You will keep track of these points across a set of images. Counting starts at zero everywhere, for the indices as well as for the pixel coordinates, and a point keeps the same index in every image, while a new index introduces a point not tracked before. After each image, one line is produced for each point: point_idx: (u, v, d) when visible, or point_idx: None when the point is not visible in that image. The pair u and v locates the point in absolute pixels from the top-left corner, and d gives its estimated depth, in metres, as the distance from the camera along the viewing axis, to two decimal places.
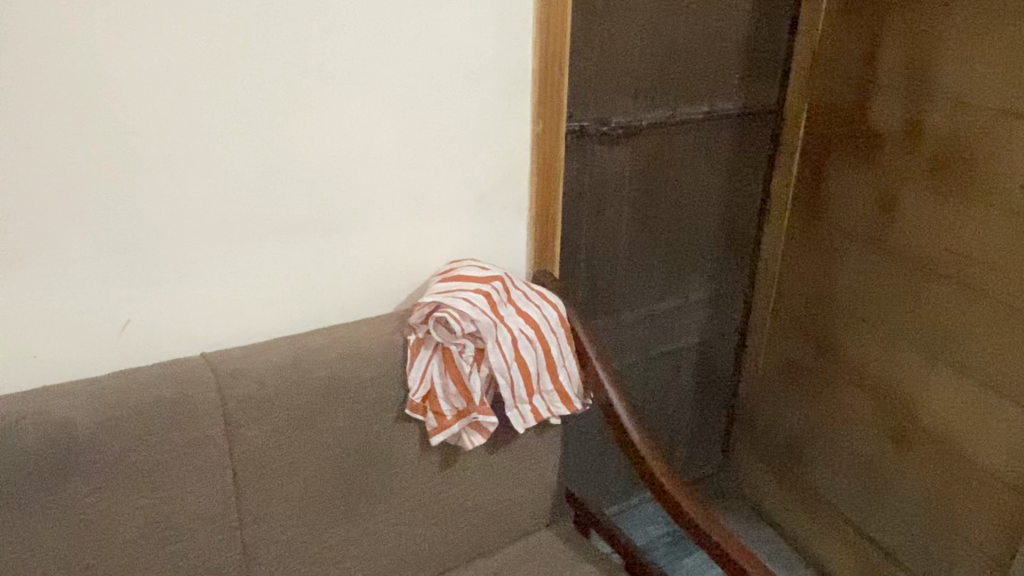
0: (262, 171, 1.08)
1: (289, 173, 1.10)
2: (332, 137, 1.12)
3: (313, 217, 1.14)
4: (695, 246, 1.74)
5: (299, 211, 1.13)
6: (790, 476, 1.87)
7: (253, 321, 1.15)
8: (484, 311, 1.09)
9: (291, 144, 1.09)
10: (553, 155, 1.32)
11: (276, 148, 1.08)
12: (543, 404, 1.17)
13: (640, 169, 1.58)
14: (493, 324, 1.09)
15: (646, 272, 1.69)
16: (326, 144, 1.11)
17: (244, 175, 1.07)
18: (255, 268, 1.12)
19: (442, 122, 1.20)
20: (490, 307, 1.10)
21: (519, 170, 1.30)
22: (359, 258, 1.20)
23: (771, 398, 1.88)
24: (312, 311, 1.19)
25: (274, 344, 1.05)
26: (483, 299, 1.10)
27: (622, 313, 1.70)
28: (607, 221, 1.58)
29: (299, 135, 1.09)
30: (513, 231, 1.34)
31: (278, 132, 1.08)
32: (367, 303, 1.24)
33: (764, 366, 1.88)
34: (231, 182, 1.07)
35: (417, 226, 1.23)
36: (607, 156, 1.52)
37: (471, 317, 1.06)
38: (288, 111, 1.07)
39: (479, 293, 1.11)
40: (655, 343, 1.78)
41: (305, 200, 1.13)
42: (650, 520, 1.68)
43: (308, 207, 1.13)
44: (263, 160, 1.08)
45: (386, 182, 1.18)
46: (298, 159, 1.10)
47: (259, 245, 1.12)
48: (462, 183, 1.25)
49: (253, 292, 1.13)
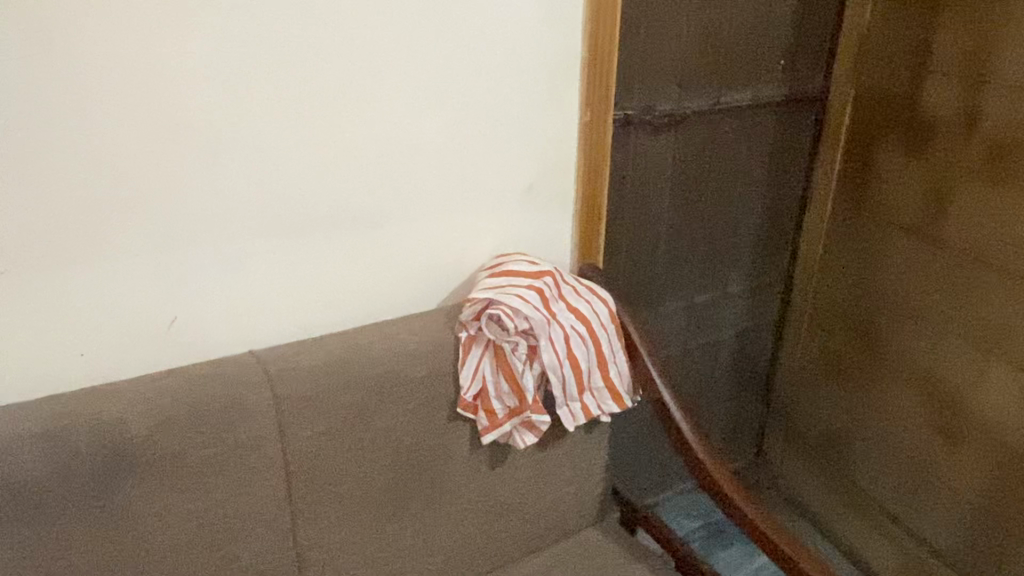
0: (308, 164, 1.06)
1: (335, 167, 1.08)
2: (377, 130, 1.09)
3: (358, 211, 1.12)
4: (734, 236, 1.71)
5: (344, 205, 1.10)
6: (830, 467, 1.85)
7: (299, 316, 1.13)
8: (538, 308, 1.06)
9: (337, 136, 1.06)
10: (600, 145, 1.29)
11: (322, 142, 1.05)
12: (594, 402, 1.15)
13: (683, 159, 1.54)
14: (547, 321, 1.06)
15: (685, 262, 1.66)
16: (371, 138, 1.09)
17: (291, 168, 1.05)
18: (302, 264, 1.10)
19: (488, 113, 1.16)
20: (543, 303, 1.08)
21: (565, 161, 1.27)
22: (404, 253, 1.17)
23: (810, 389, 1.86)
24: (358, 306, 1.17)
25: (324, 341, 1.03)
26: (536, 296, 1.07)
27: (661, 304, 1.67)
28: (649, 211, 1.55)
29: (345, 128, 1.06)
30: (558, 222, 1.31)
31: (324, 124, 1.05)
32: (413, 298, 1.21)
33: (804, 357, 1.86)
34: (277, 175, 1.04)
35: (463, 219, 1.20)
36: (649, 145, 1.48)
37: (525, 314, 1.04)
38: (334, 102, 1.04)
39: (532, 289, 1.08)
40: (693, 335, 1.76)
41: (351, 195, 1.10)
42: (685, 513, 1.65)
43: (354, 202, 1.11)
44: (310, 153, 1.05)
45: (430, 175, 1.15)
46: (344, 153, 1.08)
47: (305, 240, 1.09)
48: (508, 175, 1.22)
49: (299, 288, 1.11)
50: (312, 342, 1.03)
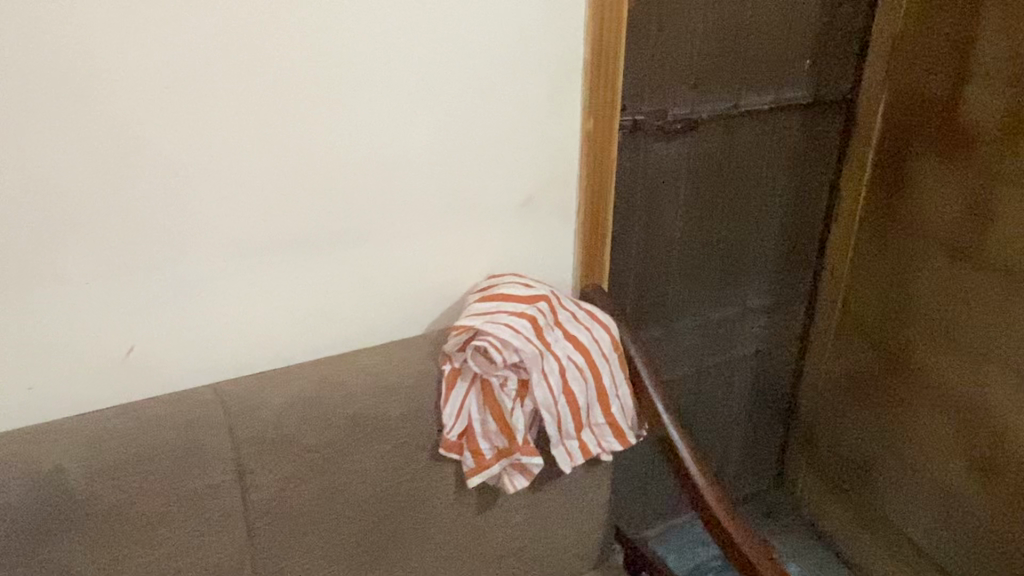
0: (279, 178, 0.96)
1: (310, 182, 0.98)
2: (355, 140, 0.99)
3: (336, 229, 1.02)
4: (754, 248, 1.60)
5: (322, 223, 1.01)
6: (855, 495, 1.73)
7: (273, 343, 1.03)
8: (530, 339, 0.96)
9: (311, 147, 0.96)
10: (605, 156, 1.18)
11: (294, 153, 0.96)
12: (593, 440, 1.05)
13: (698, 167, 1.43)
14: (540, 354, 0.96)
15: (700, 277, 1.55)
16: (349, 147, 0.99)
17: (260, 183, 0.95)
18: (275, 287, 1.01)
19: (481, 120, 1.06)
20: (536, 333, 0.97)
21: (567, 173, 1.16)
22: (389, 273, 1.07)
23: (835, 411, 1.74)
24: (338, 332, 1.07)
25: (294, 371, 0.94)
26: (529, 325, 0.97)
27: (674, 322, 1.56)
28: (660, 224, 1.44)
29: (319, 137, 0.96)
30: (559, 239, 1.20)
31: (296, 134, 0.95)
32: (399, 322, 1.11)
33: (828, 376, 1.74)
34: (243, 190, 0.94)
35: (453, 236, 1.10)
36: (662, 153, 1.37)
37: (514, 346, 0.94)
38: (306, 110, 0.94)
39: (525, 317, 0.98)
40: (708, 354, 1.64)
41: (328, 212, 1.01)
42: (688, 546, 1.48)
43: (332, 221, 1.01)
44: (281, 166, 0.96)
45: (416, 189, 1.05)
46: (319, 165, 0.98)
47: (277, 261, 1.00)
48: (503, 188, 1.12)
49: (272, 313, 1.02)
50: (281, 372, 0.94)
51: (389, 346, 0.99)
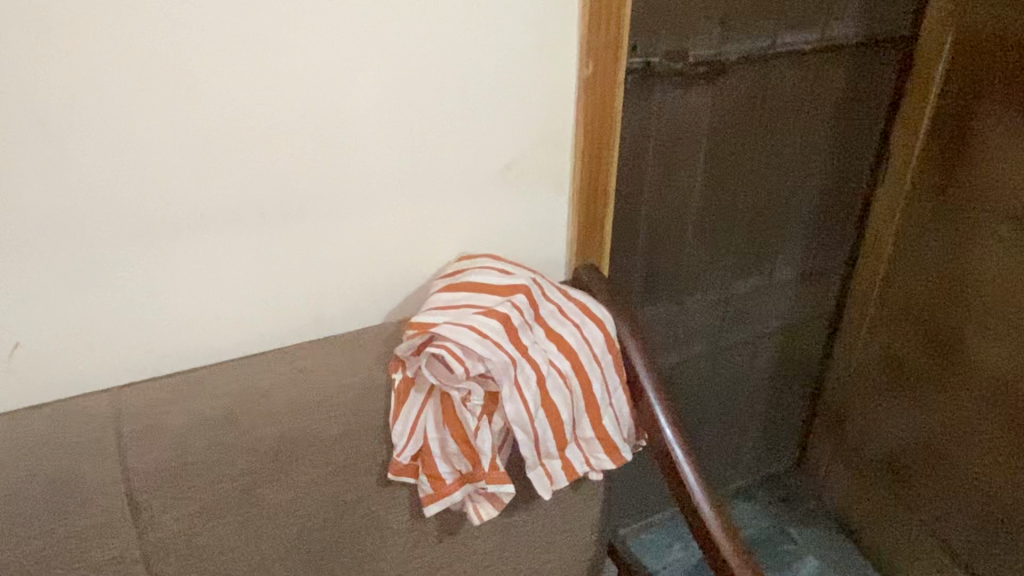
0: (190, 141, 0.77)
1: (232, 146, 0.79)
2: (287, 92, 0.78)
3: (271, 202, 0.83)
4: (784, 215, 1.39)
5: (253, 199, 0.82)
6: (881, 487, 1.57)
7: (199, 335, 0.87)
8: (503, 345, 0.78)
9: (231, 98, 0.76)
10: (608, 111, 0.97)
11: (209, 110, 0.76)
12: (580, 457, 0.88)
13: (723, 121, 1.21)
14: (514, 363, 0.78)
15: (720, 248, 1.35)
16: (279, 101, 0.79)
17: (166, 147, 0.76)
18: (198, 274, 0.83)
19: (449, 66, 0.85)
20: (509, 337, 0.79)
21: (560, 131, 0.96)
22: (339, 253, 0.89)
23: (865, 395, 1.56)
24: (279, 323, 0.90)
25: (215, 373, 0.78)
26: (501, 327, 0.79)
27: (688, 298, 1.37)
28: (676, 188, 1.23)
29: (242, 86, 0.76)
30: (550, 210, 1.01)
31: (209, 83, 0.75)
32: (355, 311, 0.94)
33: (861, 357, 1.55)
34: (146, 158, 0.75)
35: (418, 208, 0.91)
36: (680, 104, 1.15)
37: (479, 355, 0.76)
38: (222, 54, 0.74)
39: (498, 316, 0.79)
40: (727, 332, 1.46)
41: (259, 182, 0.82)
42: (661, 546, 1.52)
43: (265, 194, 0.82)
44: (191, 126, 0.76)
45: (370, 153, 0.86)
46: (243, 124, 0.78)
47: (196, 242, 0.81)
48: (480, 150, 0.92)
49: (195, 303, 0.84)
50: (197, 373, 0.77)
51: (334, 345, 0.82)
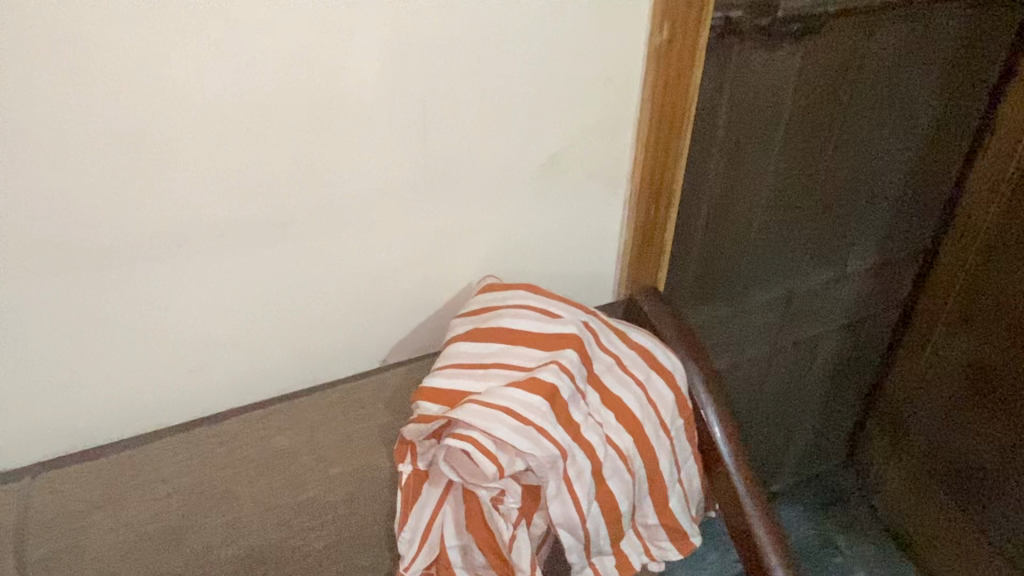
0: (118, 149, 0.56)
1: (178, 153, 0.57)
2: (250, 81, 0.56)
3: (238, 220, 0.63)
4: (865, 198, 1.16)
5: (213, 216, 0.62)
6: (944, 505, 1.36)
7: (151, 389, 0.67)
8: (550, 431, 0.58)
9: (167, 94, 0.55)
10: (682, 90, 0.74)
11: (143, 107, 0.55)
12: (639, 547, 0.68)
13: (809, 92, 0.97)
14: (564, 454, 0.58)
15: (789, 239, 1.13)
16: (242, 92, 0.57)
17: (84, 158, 0.55)
18: (146, 314, 0.64)
19: (476, 38, 0.62)
20: (558, 416, 0.59)
21: (618, 118, 0.73)
22: (331, 275, 0.69)
23: (932, 401, 1.34)
24: (258, 359, 0.71)
25: (165, 446, 0.60)
26: (548, 403, 0.58)
27: (747, 298, 1.17)
28: (745, 173, 1.01)
29: (182, 76, 0.54)
30: (600, 212, 0.80)
31: (135, 77, 0.53)
32: (354, 339, 0.75)
33: (931, 358, 1.32)
34: (55, 175, 0.55)
35: (433, 217, 0.71)
36: (761, 71, 0.91)
37: (519, 448, 0.56)
38: (154, 30, 0.52)
39: (544, 387, 0.59)
40: (786, 332, 1.26)
41: (218, 196, 0.61)
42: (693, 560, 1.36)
43: (229, 210, 0.62)
44: (117, 136, 0.55)
45: (370, 151, 0.64)
46: (187, 125, 0.57)
47: (137, 279, 0.62)
48: (515, 143, 0.70)
49: (145, 349, 0.66)
50: (141, 449, 0.60)
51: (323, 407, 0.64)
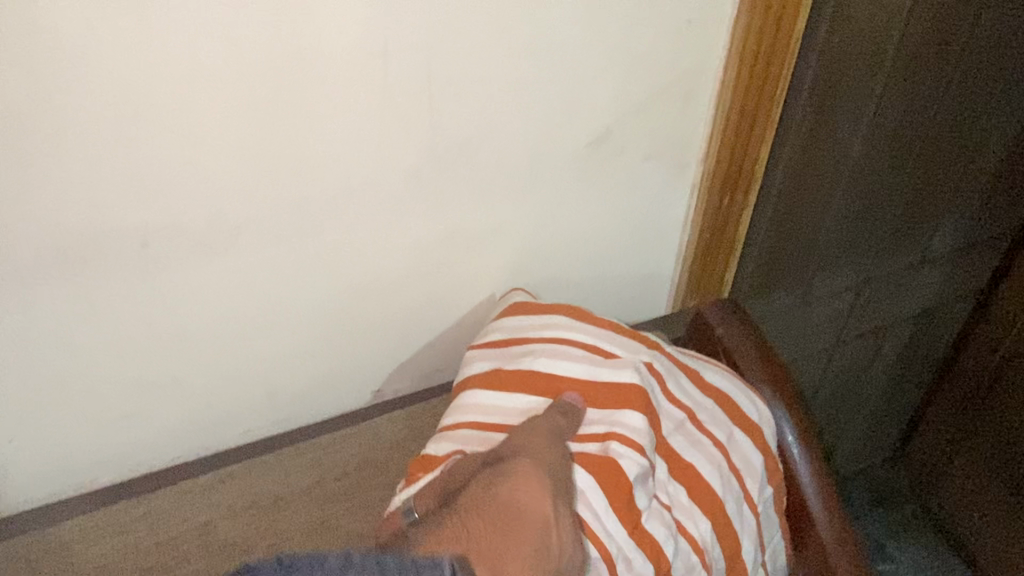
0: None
1: (78, 135, 0.40)
2: (179, 27, 0.39)
3: (175, 228, 0.45)
4: (960, 166, 0.97)
5: (139, 224, 0.44)
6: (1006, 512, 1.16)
7: (72, 452, 0.50)
8: (592, 522, 0.43)
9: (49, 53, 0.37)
10: (775, 38, 0.56)
11: (11, 70, 0.37)
12: None
13: (919, 40, 0.77)
14: (611, 561, 0.42)
15: (868, 217, 0.94)
16: (167, 46, 0.39)
17: None
18: (59, 364, 0.47)
19: None
20: (611, 503, 0.43)
21: (692, 77, 0.55)
22: (309, 293, 0.52)
23: (1000, 395, 1.13)
24: (223, 409, 0.54)
25: (81, 530, 0.46)
26: (596, 484, 0.44)
27: (814, 286, 0.99)
28: (831, 141, 0.82)
29: (67, 27, 0.37)
30: (662, 201, 0.62)
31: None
32: (350, 372, 0.58)
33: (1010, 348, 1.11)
34: None
35: (445, 214, 0.53)
36: (867, 12, 0.72)
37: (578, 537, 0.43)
38: None
39: (591, 460, 0.45)
40: (854, 323, 1.08)
41: (143, 194, 0.43)
42: None
43: (167, 214, 0.44)
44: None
45: (360, 125, 0.46)
46: (82, 98, 0.39)
47: (36, 320, 0.44)
48: (556, 111, 0.52)
49: (67, 409, 0.49)
50: (47, 536, 0.46)
51: (293, 482, 0.50)
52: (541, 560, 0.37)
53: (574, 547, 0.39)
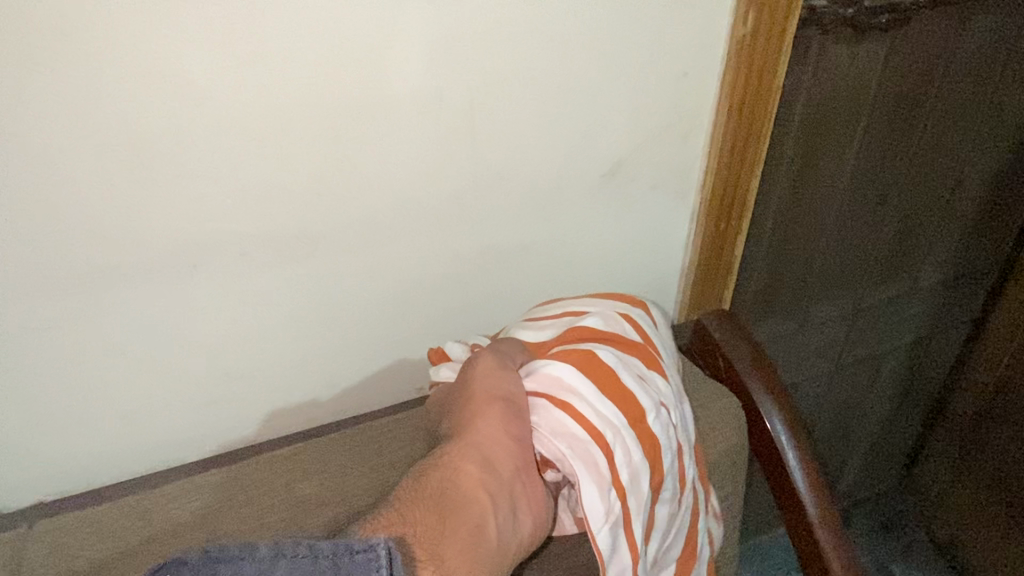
0: (127, 158, 0.49)
1: (195, 163, 0.51)
2: (281, 80, 0.50)
3: (266, 239, 0.55)
4: (942, 204, 1.07)
5: (244, 234, 0.54)
6: (1000, 520, 1.23)
7: (166, 426, 0.60)
8: (578, 406, 0.53)
9: (183, 100, 0.48)
10: (765, 87, 0.65)
11: (154, 110, 0.48)
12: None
13: (892, 90, 0.87)
14: (600, 438, 0.53)
15: (858, 247, 1.03)
16: (271, 95, 0.50)
17: (90, 177, 0.48)
18: (164, 351, 0.57)
19: (534, 25, 0.55)
20: (595, 392, 0.54)
21: (690, 121, 0.66)
22: (366, 299, 0.62)
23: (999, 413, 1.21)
24: (291, 396, 0.64)
25: (179, 488, 0.56)
26: (585, 380, 0.55)
27: (811, 312, 1.07)
28: (819, 179, 0.91)
29: (196, 77, 0.48)
30: (665, 226, 0.72)
31: (145, 82, 0.47)
32: (399, 367, 0.68)
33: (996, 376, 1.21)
34: (57, 192, 0.48)
35: (480, 232, 0.63)
36: (845, 64, 0.82)
37: (571, 430, 0.53)
38: (165, 22, 0.45)
39: (581, 360, 0.56)
40: (851, 348, 1.16)
41: (243, 210, 0.54)
42: None
43: (260, 228, 0.55)
44: (132, 149, 0.48)
45: (416, 158, 0.57)
46: (200, 131, 0.50)
47: (149, 311, 0.54)
48: (575, 146, 0.62)
49: (167, 390, 0.58)
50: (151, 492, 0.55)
51: (354, 453, 0.59)
52: (478, 541, 0.45)
53: (509, 524, 0.48)
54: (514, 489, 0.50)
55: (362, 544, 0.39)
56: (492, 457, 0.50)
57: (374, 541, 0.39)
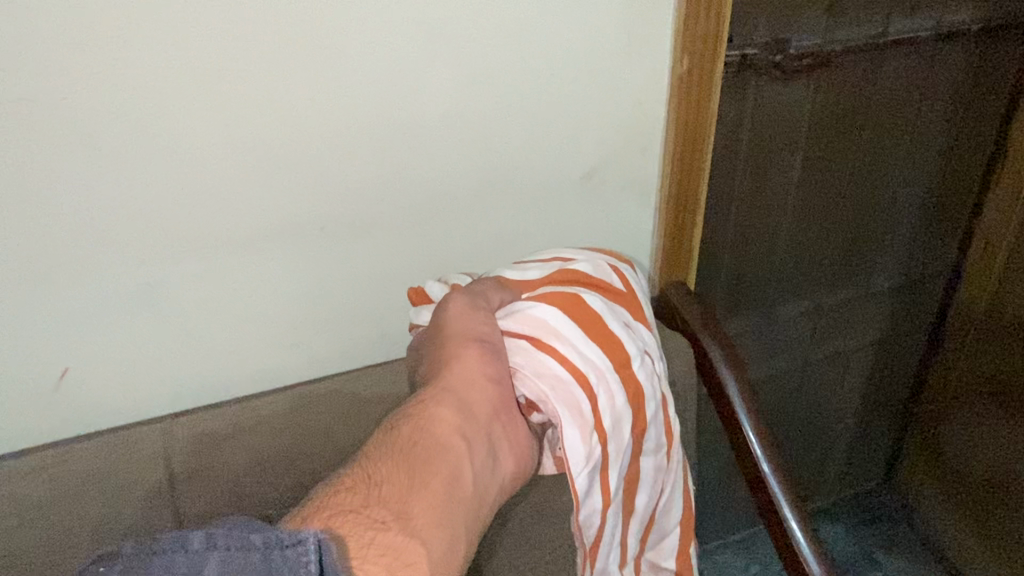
0: (247, 159, 0.72)
1: (291, 164, 0.74)
2: (351, 106, 0.73)
3: (336, 218, 0.78)
4: (886, 220, 1.27)
5: (321, 215, 0.77)
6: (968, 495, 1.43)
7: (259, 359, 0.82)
8: (557, 348, 0.73)
9: (286, 120, 0.71)
10: (701, 113, 0.88)
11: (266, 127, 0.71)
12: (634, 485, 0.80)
13: (823, 121, 1.09)
14: (577, 373, 0.72)
15: (812, 253, 1.24)
16: (344, 116, 0.73)
17: (223, 171, 0.71)
18: (262, 301, 0.79)
19: (526, 69, 0.78)
20: (575, 336, 0.74)
21: (646, 138, 0.88)
22: (406, 267, 0.84)
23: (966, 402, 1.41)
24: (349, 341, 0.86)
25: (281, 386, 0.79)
26: (567, 325, 0.74)
27: (777, 310, 1.27)
28: (770, 193, 1.13)
29: (294, 105, 0.71)
30: (633, 219, 0.93)
31: (262, 107, 0.70)
32: None
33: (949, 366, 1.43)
34: (201, 181, 0.71)
35: (489, 219, 0.86)
36: (779, 100, 1.04)
37: (549, 372, 0.71)
38: (276, 68, 0.68)
39: (563, 304, 0.76)
40: (818, 345, 1.35)
41: (321, 198, 0.77)
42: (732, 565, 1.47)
43: (332, 210, 0.78)
44: (250, 153, 0.71)
45: (442, 163, 0.80)
46: (295, 142, 0.73)
47: (253, 270, 0.77)
48: (558, 156, 0.85)
49: (261, 331, 0.81)
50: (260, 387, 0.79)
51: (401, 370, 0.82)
52: (448, 488, 0.59)
53: (480, 464, 0.64)
54: (488, 430, 0.67)
55: (293, 539, 0.47)
56: (465, 404, 0.66)
57: (303, 537, 0.46)
